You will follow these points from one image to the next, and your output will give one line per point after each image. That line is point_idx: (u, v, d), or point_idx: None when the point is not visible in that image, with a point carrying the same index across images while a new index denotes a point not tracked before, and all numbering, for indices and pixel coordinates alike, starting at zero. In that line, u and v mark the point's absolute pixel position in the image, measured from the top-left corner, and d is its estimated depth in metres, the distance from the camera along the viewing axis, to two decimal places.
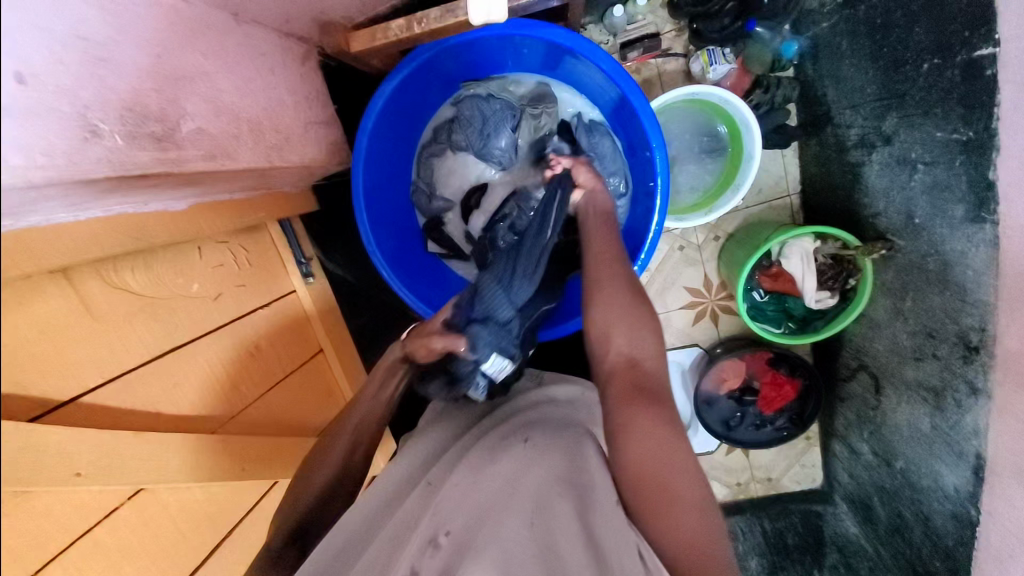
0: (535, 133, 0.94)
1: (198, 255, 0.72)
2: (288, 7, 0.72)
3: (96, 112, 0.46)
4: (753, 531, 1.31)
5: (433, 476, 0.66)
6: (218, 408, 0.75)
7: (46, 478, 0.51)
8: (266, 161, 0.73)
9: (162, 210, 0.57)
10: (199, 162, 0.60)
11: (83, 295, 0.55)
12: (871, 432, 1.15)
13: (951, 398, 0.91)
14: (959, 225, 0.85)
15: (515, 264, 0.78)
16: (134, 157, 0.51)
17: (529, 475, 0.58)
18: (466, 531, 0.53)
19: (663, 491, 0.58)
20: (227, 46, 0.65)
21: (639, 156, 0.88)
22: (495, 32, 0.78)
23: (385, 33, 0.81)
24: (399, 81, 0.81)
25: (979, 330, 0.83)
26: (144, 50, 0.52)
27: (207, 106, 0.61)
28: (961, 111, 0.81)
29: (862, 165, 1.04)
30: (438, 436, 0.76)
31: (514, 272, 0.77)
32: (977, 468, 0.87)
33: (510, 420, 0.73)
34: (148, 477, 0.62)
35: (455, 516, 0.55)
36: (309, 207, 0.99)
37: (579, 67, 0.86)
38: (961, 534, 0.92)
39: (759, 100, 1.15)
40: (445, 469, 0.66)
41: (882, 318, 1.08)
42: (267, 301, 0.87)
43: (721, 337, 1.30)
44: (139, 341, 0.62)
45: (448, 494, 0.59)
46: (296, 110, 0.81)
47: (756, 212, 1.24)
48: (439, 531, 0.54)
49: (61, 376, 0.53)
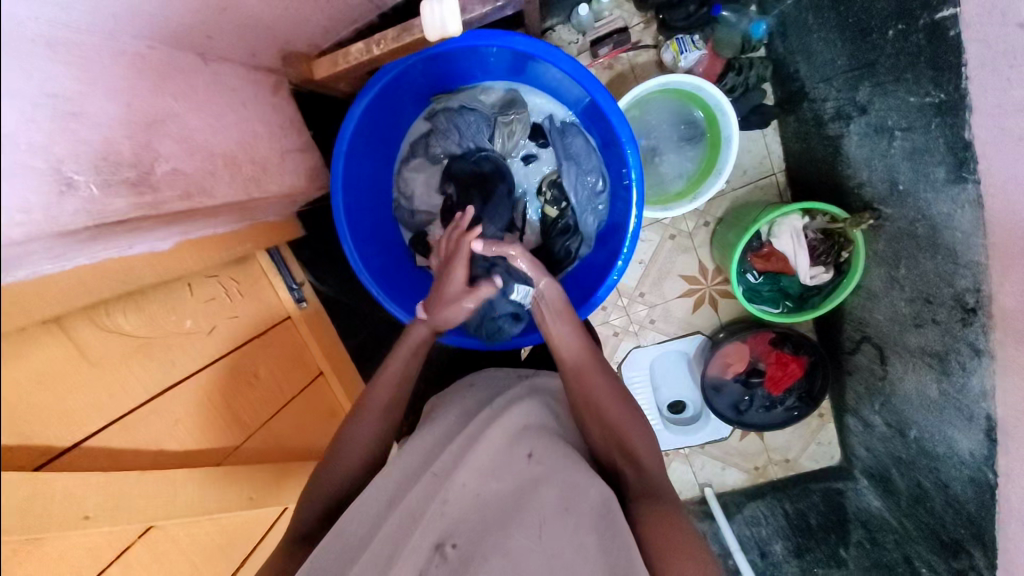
0: (510, 140, 0.95)
1: (189, 292, 0.73)
2: (253, 41, 0.74)
3: (70, 165, 0.48)
4: (774, 514, 1.29)
5: (439, 466, 0.63)
6: (220, 440, 0.76)
7: (56, 524, 0.53)
8: (245, 193, 0.74)
9: (145, 251, 0.58)
10: (176, 202, 0.62)
11: (78, 343, 0.56)
12: (882, 404, 1.14)
13: (955, 362, 0.90)
14: (942, 187, 0.84)
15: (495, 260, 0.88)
16: (112, 205, 0.53)
17: (532, 486, 0.59)
18: (471, 543, 0.54)
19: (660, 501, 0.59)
20: (197, 86, 0.67)
21: (612, 151, 0.88)
22: (457, 45, 0.79)
23: (346, 58, 0.82)
24: (369, 101, 0.82)
25: (974, 291, 0.83)
26: (114, 100, 0.54)
27: (180, 146, 0.62)
28: (931, 74, 0.81)
29: (842, 137, 1.04)
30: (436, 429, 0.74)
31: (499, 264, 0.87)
32: (989, 431, 0.86)
33: (510, 413, 0.70)
34: (156, 513, 0.63)
35: (462, 526, 0.56)
36: (296, 233, 1.01)
37: (544, 71, 0.87)
38: (982, 500, 0.91)
39: (734, 83, 1.15)
40: (450, 458, 0.64)
41: (879, 288, 1.07)
42: (261, 330, 0.88)
43: (723, 322, 1.30)
44: (138, 383, 0.64)
45: (457, 486, 0.60)
46: (272, 140, 0.83)
47: (743, 193, 1.24)
48: (447, 538, 0.55)
49: (62, 425, 0.55)
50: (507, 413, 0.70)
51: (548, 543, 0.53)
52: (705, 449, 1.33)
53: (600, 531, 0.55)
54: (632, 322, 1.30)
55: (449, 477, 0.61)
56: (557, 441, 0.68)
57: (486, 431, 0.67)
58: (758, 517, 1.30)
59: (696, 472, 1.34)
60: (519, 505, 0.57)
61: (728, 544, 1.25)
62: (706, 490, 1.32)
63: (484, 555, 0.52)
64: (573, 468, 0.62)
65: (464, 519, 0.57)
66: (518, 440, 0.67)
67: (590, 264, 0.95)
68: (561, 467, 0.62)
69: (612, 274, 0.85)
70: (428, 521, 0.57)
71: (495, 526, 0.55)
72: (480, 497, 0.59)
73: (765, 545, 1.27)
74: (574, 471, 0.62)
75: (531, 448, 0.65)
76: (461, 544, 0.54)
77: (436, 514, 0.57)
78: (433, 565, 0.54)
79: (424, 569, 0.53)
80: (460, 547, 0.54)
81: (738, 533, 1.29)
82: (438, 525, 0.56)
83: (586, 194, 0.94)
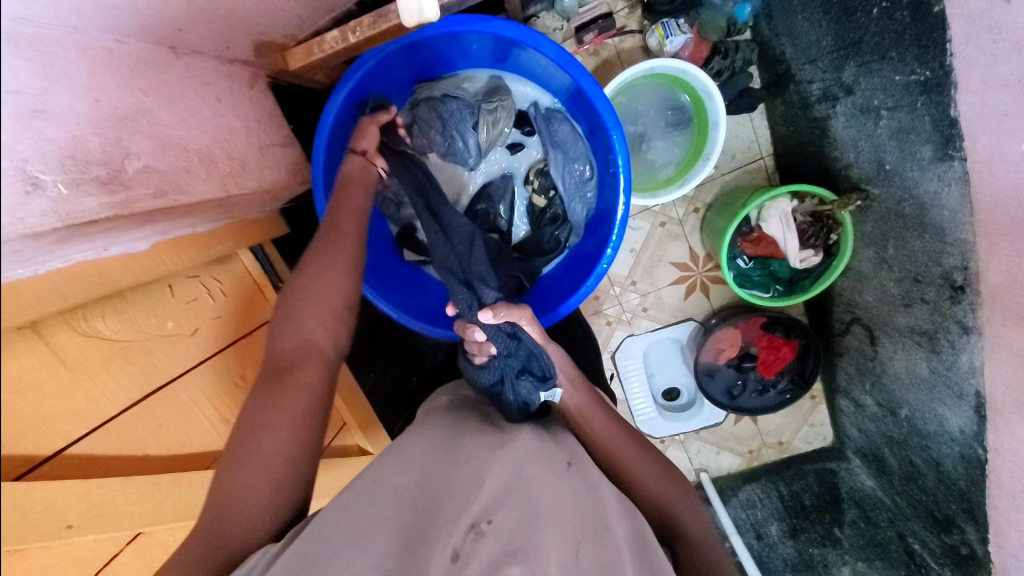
0: (494, 128, 0.92)
1: (169, 293, 0.71)
2: (226, 32, 0.72)
3: (36, 164, 0.46)
4: (770, 497, 1.30)
5: (473, 460, 0.59)
6: (211, 441, 0.76)
7: (37, 534, 0.52)
8: (222, 190, 0.73)
9: (122, 253, 0.57)
10: (149, 201, 0.60)
11: (56, 348, 0.54)
12: (872, 384, 1.14)
13: (944, 340, 0.91)
14: (929, 164, 0.84)
15: (521, 341, 0.78)
16: (81, 204, 0.51)
17: (572, 487, 0.56)
18: (512, 521, 0.47)
19: None
20: (169, 81, 0.65)
21: (598, 137, 0.88)
22: (436, 32, 0.78)
23: (321, 47, 0.80)
24: (347, 92, 0.81)
25: (962, 269, 0.83)
26: (81, 96, 0.51)
27: (152, 143, 0.60)
28: (916, 52, 0.80)
29: (829, 119, 1.03)
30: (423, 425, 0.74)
31: (528, 346, 0.78)
32: (978, 407, 0.87)
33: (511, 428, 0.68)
34: (143, 519, 0.64)
35: (500, 506, 0.49)
36: (280, 231, 0.99)
37: (527, 57, 0.86)
38: (971, 475, 0.92)
39: (720, 67, 1.14)
40: (483, 454, 0.60)
41: (869, 269, 1.07)
42: (247, 330, 0.86)
43: (714, 308, 1.30)
44: (118, 388, 0.62)
45: (496, 475, 0.53)
46: (250, 135, 0.81)
47: (732, 178, 1.23)
48: (482, 515, 0.47)
49: (41, 433, 0.53)
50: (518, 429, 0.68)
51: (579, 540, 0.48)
52: (700, 435, 1.33)
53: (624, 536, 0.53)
54: (625, 310, 1.29)
55: (485, 469, 0.55)
56: (580, 453, 0.68)
57: (517, 435, 0.65)
58: (753, 500, 1.31)
59: (692, 458, 1.34)
60: (556, 498, 0.52)
61: (724, 527, 1.26)
62: (702, 475, 1.32)
63: (526, 543, 0.45)
64: (605, 489, 0.61)
65: (506, 498, 0.50)
66: (550, 450, 0.64)
67: (579, 254, 0.93)
68: (593, 484, 0.60)
69: (602, 263, 0.84)
70: (463, 505, 0.49)
71: (535, 512, 0.49)
72: (523, 476, 0.54)
73: (761, 528, 1.28)
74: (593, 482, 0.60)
75: (567, 458, 0.63)
76: (498, 521, 0.47)
77: (472, 498, 0.50)
78: (467, 542, 0.45)
79: (457, 546, 0.44)
80: (497, 523, 0.46)
81: (734, 516, 1.31)
82: (475, 506, 0.48)
83: (575, 181, 0.93)
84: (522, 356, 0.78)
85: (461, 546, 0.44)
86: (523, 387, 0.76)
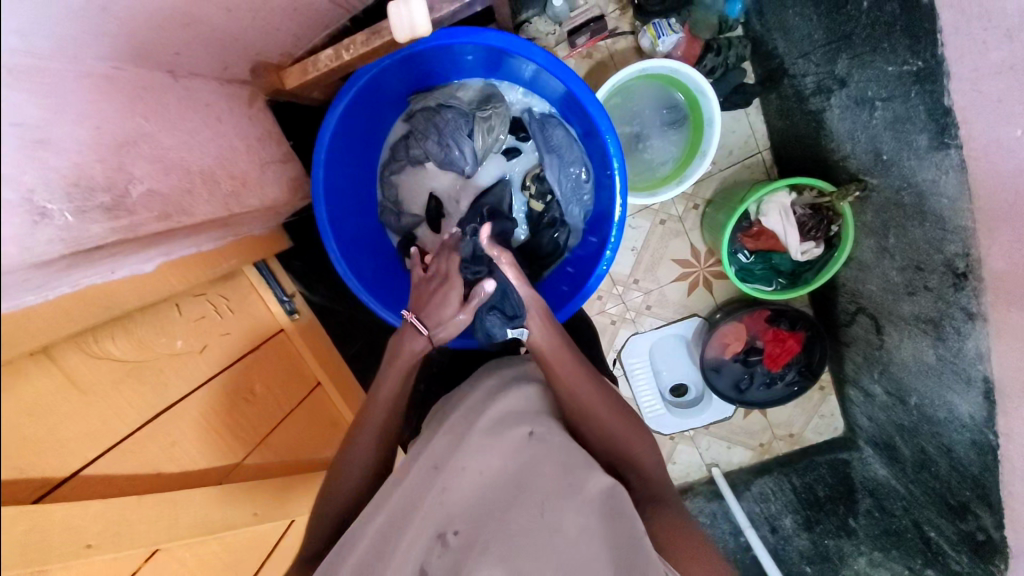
0: (490, 135, 0.92)
1: (177, 312, 0.72)
2: (222, 54, 0.73)
3: (42, 194, 0.47)
4: (783, 489, 1.30)
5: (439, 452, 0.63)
6: (224, 456, 0.77)
7: (58, 556, 0.54)
8: (225, 210, 0.74)
9: (130, 275, 0.58)
10: (154, 224, 0.61)
11: (67, 370, 0.55)
12: (881, 372, 1.14)
13: (949, 326, 0.90)
14: (925, 153, 0.84)
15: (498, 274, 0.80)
16: (88, 231, 0.52)
17: (532, 470, 0.58)
18: (472, 527, 0.53)
19: (671, 529, 0.62)
20: (168, 105, 0.66)
21: (593, 140, 0.88)
22: (429, 45, 0.79)
23: (316, 66, 0.81)
24: (344, 108, 0.82)
25: (964, 255, 0.83)
26: (82, 125, 0.52)
27: (154, 167, 0.61)
28: (907, 42, 0.80)
29: (824, 111, 1.03)
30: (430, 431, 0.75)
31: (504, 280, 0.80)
32: (987, 392, 0.86)
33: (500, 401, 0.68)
34: (159, 536, 0.64)
35: (461, 512, 0.55)
36: (283, 246, 1.00)
37: (518, 65, 0.86)
38: (984, 461, 0.91)
39: (713, 64, 1.14)
40: (447, 445, 0.63)
41: (871, 259, 1.07)
42: (255, 344, 0.87)
43: (718, 303, 1.30)
44: (129, 408, 0.63)
45: (453, 479, 0.57)
46: (250, 153, 0.82)
47: (730, 174, 1.23)
48: (447, 526, 0.54)
49: (58, 454, 0.55)
50: (507, 396, 0.69)
51: (551, 527, 0.52)
52: (710, 431, 1.34)
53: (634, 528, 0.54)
54: (629, 309, 1.30)
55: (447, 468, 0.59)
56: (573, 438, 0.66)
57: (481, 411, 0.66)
58: (766, 493, 1.31)
59: (702, 453, 1.34)
60: (515, 488, 0.56)
61: (739, 522, 1.27)
62: (713, 470, 1.32)
63: (487, 542, 0.51)
64: (572, 453, 0.61)
65: (469, 505, 0.55)
66: (514, 420, 0.65)
67: (580, 255, 0.94)
68: (560, 451, 0.61)
69: (602, 264, 0.85)
70: (426, 509, 0.55)
71: (494, 511, 0.54)
72: (486, 475, 0.58)
73: (775, 521, 1.28)
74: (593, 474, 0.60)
75: (531, 426, 0.65)
76: (462, 530, 0.53)
77: (435, 505, 0.55)
78: (435, 554, 0.52)
79: (424, 560, 0.52)
80: (460, 534, 0.53)
81: (749, 511, 1.30)
82: (438, 515, 0.55)
83: (571, 185, 0.93)
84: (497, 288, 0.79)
85: (426, 562, 0.52)
86: (489, 320, 0.81)
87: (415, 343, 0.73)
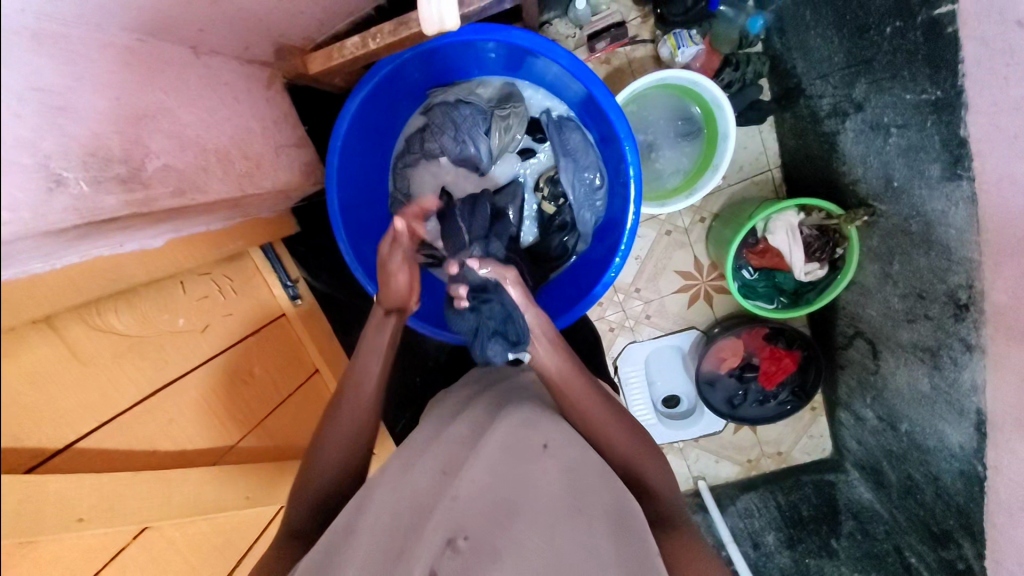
0: (507, 134, 0.93)
1: (182, 290, 0.71)
2: (245, 34, 0.73)
3: (59, 162, 0.46)
4: (767, 507, 1.30)
5: (445, 463, 0.60)
6: (218, 438, 0.77)
7: (49, 526, 0.53)
8: (239, 190, 0.73)
9: (137, 249, 0.58)
10: (168, 199, 0.60)
11: (68, 341, 0.55)
12: (874, 398, 1.15)
13: (946, 356, 0.91)
14: (937, 184, 0.85)
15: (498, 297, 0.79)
16: (102, 202, 0.51)
17: (545, 483, 0.57)
18: (487, 534, 0.49)
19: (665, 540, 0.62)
20: (188, 80, 0.65)
21: (610, 146, 0.88)
22: (455, 39, 0.79)
23: (341, 53, 0.81)
24: (363, 97, 0.81)
25: (967, 287, 0.84)
26: (102, 95, 0.52)
27: (171, 142, 0.61)
28: (928, 72, 0.81)
29: (838, 134, 1.04)
30: (428, 427, 0.74)
31: (504, 304, 0.78)
32: (979, 424, 0.87)
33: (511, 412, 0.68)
34: (151, 514, 0.64)
35: (475, 516, 0.51)
36: (290, 230, 1.00)
37: (540, 66, 0.86)
38: (970, 491, 0.92)
39: (731, 79, 1.15)
40: (456, 456, 0.60)
41: (874, 284, 1.07)
42: (256, 326, 0.87)
43: (718, 317, 1.30)
44: (129, 382, 0.63)
45: (467, 483, 0.54)
46: (266, 135, 0.82)
47: (739, 189, 1.24)
48: (458, 530, 0.49)
49: (55, 425, 0.54)
50: (507, 407, 0.70)
51: (561, 541, 0.51)
52: (700, 444, 1.34)
53: (632, 542, 0.54)
54: (628, 317, 1.30)
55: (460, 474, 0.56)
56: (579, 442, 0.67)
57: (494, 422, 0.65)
58: (751, 509, 1.31)
59: (691, 465, 1.35)
60: (530, 497, 0.54)
61: (721, 536, 1.27)
62: (700, 483, 1.33)
63: (501, 552, 0.48)
64: (584, 475, 0.61)
65: (484, 512, 0.51)
66: (526, 432, 0.63)
67: (586, 260, 0.94)
68: (567, 466, 0.61)
69: (610, 271, 0.85)
70: (437, 514, 0.51)
71: (510, 518, 0.51)
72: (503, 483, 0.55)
73: (757, 537, 1.27)
74: (592, 482, 0.60)
75: (545, 440, 0.63)
76: (474, 536, 0.49)
77: (447, 508, 0.51)
78: (444, 560, 0.47)
79: (434, 562, 0.47)
80: (473, 539, 0.48)
81: (732, 525, 1.30)
82: (448, 516, 0.50)
83: (585, 190, 0.94)
84: (496, 311, 0.79)
85: (438, 566, 0.46)
86: (458, 319, 0.84)
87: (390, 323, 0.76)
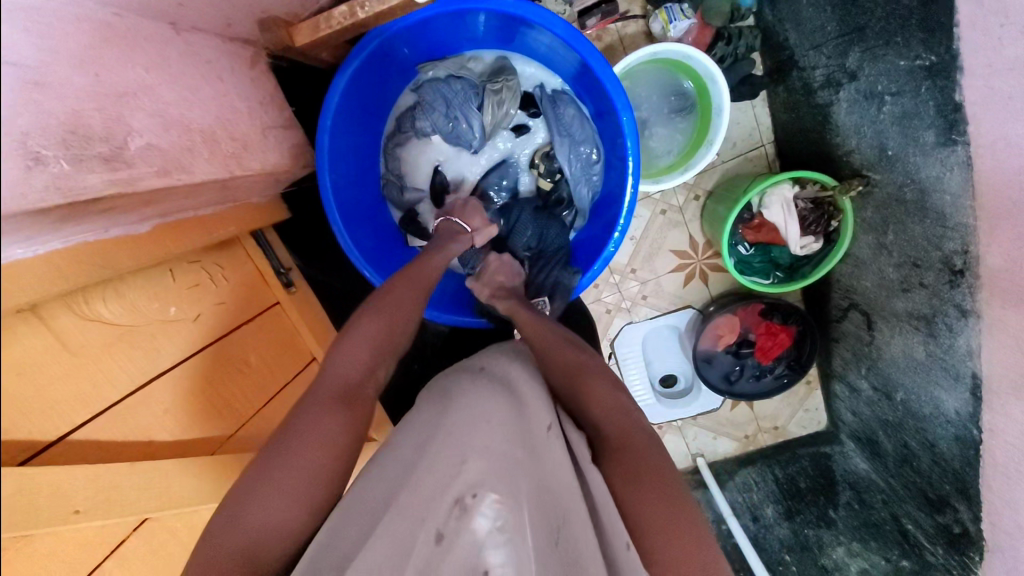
0: (499, 109, 0.91)
1: (171, 277, 0.69)
2: (226, 9, 0.70)
3: (37, 139, 0.44)
4: (766, 480, 1.33)
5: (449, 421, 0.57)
6: (215, 428, 0.75)
7: (45, 520, 0.52)
8: (227, 171, 0.71)
9: (122, 235, 0.56)
10: (153, 179, 0.58)
11: (57, 331, 0.53)
12: (869, 368, 1.16)
13: (942, 323, 0.92)
14: (933, 150, 0.85)
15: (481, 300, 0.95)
16: (85, 181, 0.49)
17: (551, 461, 0.52)
18: (503, 497, 0.43)
19: None
20: (170, 58, 0.63)
21: (607, 120, 0.87)
22: (445, 9, 0.77)
23: (328, 23, 0.77)
24: (351, 73, 0.79)
25: (962, 253, 0.84)
26: (80, 70, 0.49)
27: (155, 121, 0.59)
28: (922, 36, 0.81)
29: (831, 105, 1.04)
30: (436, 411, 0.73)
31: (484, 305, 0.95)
32: (974, 388, 0.88)
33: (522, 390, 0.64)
34: (148, 505, 0.63)
35: (487, 477, 0.45)
36: (281, 217, 0.98)
37: (533, 36, 0.85)
38: (966, 456, 0.94)
39: (723, 53, 1.13)
40: (462, 415, 0.57)
41: (867, 255, 1.08)
42: (249, 316, 0.84)
43: (713, 295, 1.30)
44: (121, 371, 0.61)
45: (477, 448, 0.49)
46: (253, 116, 0.79)
47: (732, 166, 1.23)
48: (467, 490, 0.44)
49: (49, 418, 0.53)
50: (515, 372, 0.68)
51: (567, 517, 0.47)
52: (698, 421, 1.34)
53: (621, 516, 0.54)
54: (625, 298, 1.30)
55: (468, 439, 0.51)
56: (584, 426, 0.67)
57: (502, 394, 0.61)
58: (749, 483, 1.33)
59: (689, 442, 1.35)
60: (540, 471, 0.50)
61: (721, 511, 1.28)
62: (699, 461, 1.33)
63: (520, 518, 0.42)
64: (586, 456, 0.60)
65: (492, 473, 0.46)
66: (530, 411, 0.59)
67: (596, 224, 0.94)
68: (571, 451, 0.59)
69: (609, 247, 0.85)
70: (446, 481, 0.46)
71: (525, 495, 0.45)
72: (510, 451, 0.50)
73: (757, 510, 1.31)
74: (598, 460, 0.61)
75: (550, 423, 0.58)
76: (482, 494, 0.43)
77: (455, 472, 0.47)
78: (452, 520, 0.42)
79: (441, 525, 0.42)
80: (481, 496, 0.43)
81: (732, 499, 1.32)
82: (460, 479, 0.45)
83: (581, 165, 0.92)
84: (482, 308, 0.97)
85: (444, 527, 0.42)
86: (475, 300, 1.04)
87: (400, 297, 0.74)
